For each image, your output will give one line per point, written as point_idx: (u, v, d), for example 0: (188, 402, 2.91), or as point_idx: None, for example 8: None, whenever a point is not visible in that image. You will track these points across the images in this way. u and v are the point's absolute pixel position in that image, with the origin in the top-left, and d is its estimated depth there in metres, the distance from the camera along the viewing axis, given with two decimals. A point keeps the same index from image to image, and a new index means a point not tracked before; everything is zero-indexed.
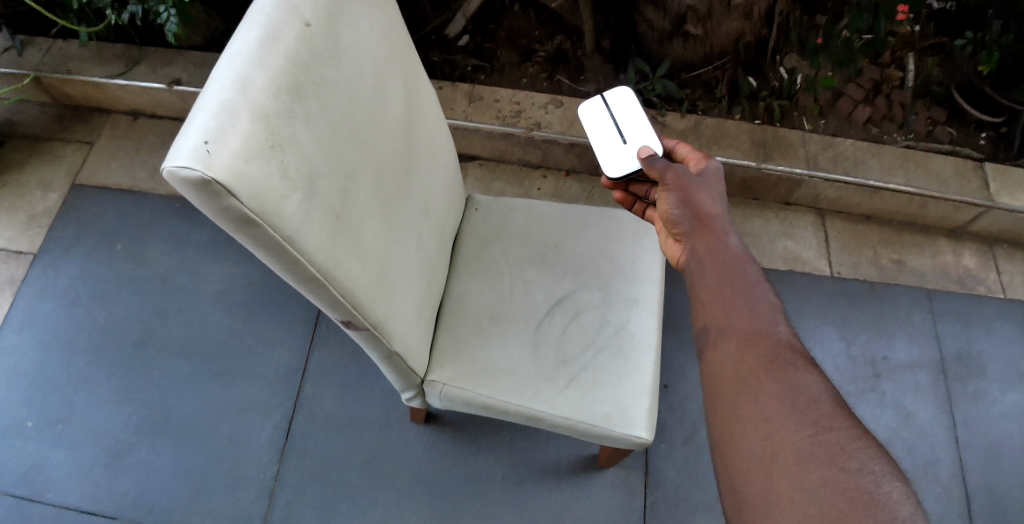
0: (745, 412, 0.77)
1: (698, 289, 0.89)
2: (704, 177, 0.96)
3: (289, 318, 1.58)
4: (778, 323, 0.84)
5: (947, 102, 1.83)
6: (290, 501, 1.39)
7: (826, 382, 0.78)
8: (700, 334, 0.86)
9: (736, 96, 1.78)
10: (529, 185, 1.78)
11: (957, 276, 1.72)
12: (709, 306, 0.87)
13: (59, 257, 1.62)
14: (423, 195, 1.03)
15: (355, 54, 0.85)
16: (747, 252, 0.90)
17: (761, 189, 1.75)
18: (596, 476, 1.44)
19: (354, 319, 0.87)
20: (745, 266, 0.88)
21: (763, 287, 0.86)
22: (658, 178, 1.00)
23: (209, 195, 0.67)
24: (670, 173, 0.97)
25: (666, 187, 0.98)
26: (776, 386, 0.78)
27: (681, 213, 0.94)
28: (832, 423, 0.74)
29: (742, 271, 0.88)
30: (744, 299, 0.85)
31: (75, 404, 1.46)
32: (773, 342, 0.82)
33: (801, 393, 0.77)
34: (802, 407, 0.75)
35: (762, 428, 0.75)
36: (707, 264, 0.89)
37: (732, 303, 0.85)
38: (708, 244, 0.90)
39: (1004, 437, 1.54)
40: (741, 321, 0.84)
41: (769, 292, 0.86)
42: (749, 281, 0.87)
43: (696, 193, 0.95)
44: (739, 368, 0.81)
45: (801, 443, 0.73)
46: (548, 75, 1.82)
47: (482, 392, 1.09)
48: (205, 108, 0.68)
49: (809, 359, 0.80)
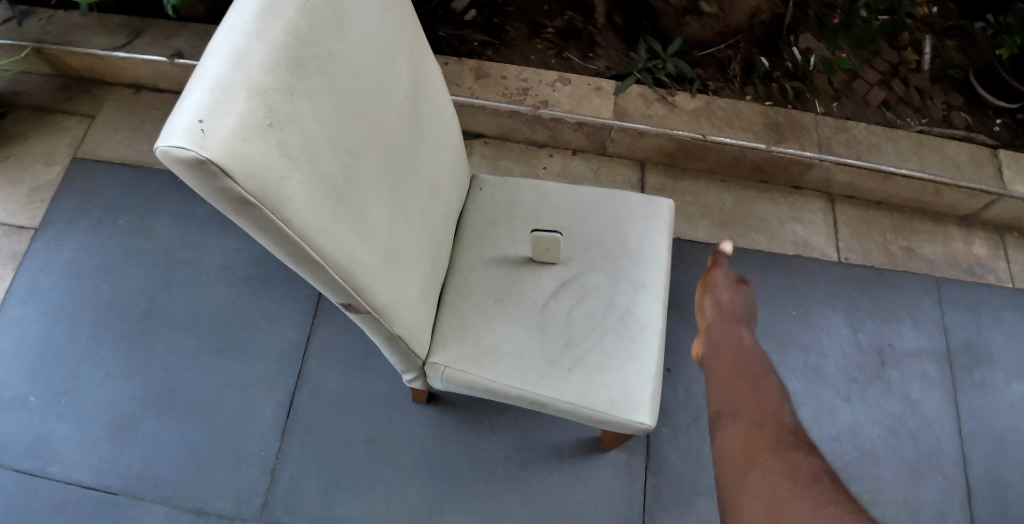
0: (751, 483, 0.82)
1: (711, 368, 1.01)
2: (743, 289, 1.13)
3: (293, 295, 1.57)
4: (783, 407, 0.93)
5: (966, 87, 1.80)
6: (294, 477, 1.40)
7: (825, 466, 0.84)
8: (714, 416, 0.94)
9: (749, 76, 1.75)
10: (535, 163, 1.74)
11: (968, 264, 1.70)
12: (722, 387, 0.97)
13: (63, 231, 1.61)
14: (429, 176, 1.01)
15: (360, 29, 0.83)
16: (762, 352, 1.02)
17: (771, 171, 1.72)
18: (597, 459, 1.44)
19: (355, 302, 0.86)
20: (757, 355, 1.01)
21: (772, 379, 0.97)
22: (710, 279, 1.15)
23: (205, 175, 0.65)
24: (716, 269, 1.16)
25: (711, 290, 1.13)
26: (780, 463, 0.83)
27: (712, 305, 1.10)
28: (831, 498, 0.78)
29: (751, 359, 1.00)
30: (751, 381, 0.96)
31: (81, 377, 1.47)
32: (779, 423, 0.90)
33: (802, 470, 0.82)
34: (803, 482, 0.80)
35: (768, 496, 0.79)
36: (720, 350, 1.02)
37: (744, 385, 0.96)
38: (728, 334, 1.05)
39: (1009, 426, 1.53)
40: (750, 399, 0.93)
41: (776, 385, 0.96)
42: (758, 368, 0.98)
43: (733, 296, 1.12)
44: (750, 444, 0.87)
45: (802, 511, 0.76)
46: (556, 52, 1.77)
47: (485, 376, 1.08)
48: (200, 85, 0.67)
49: (811, 446, 0.87)
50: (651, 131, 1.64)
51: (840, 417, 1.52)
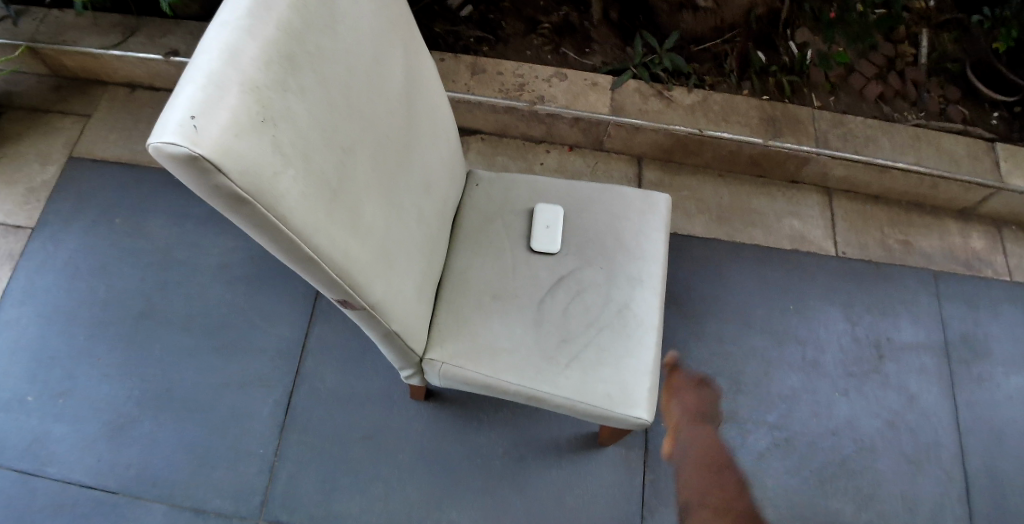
0: None
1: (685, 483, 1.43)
2: (703, 387, 1.52)
3: (291, 294, 1.57)
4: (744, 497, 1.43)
5: (962, 80, 1.80)
6: (292, 475, 1.40)
7: None
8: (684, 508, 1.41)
9: (745, 71, 1.75)
10: (532, 159, 1.74)
11: (965, 258, 1.70)
12: (698, 486, 1.43)
13: (59, 231, 1.61)
14: (424, 171, 1.01)
15: (354, 24, 0.82)
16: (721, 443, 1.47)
17: (768, 166, 1.72)
18: (596, 454, 1.44)
19: (351, 298, 0.86)
20: (722, 452, 1.46)
21: (734, 471, 1.45)
22: (671, 384, 1.52)
23: (197, 171, 0.65)
24: (676, 374, 1.53)
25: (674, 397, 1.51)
26: None
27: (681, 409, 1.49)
28: None
29: (717, 455, 1.46)
30: (719, 477, 1.44)
31: (78, 377, 1.47)
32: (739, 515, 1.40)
33: None
34: None
35: None
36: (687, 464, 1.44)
37: (713, 482, 1.43)
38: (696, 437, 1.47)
39: (1007, 419, 1.53)
40: (717, 494, 1.43)
41: (737, 478, 1.44)
42: (723, 462, 1.45)
43: (693, 397, 1.51)
44: None
45: None
46: (552, 48, 1.76)
47: (482, 372, 1.08)
48: (192, 81, 0.67)
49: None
50: (648, 126, 1.64)
51: (838, 412, 1.52)
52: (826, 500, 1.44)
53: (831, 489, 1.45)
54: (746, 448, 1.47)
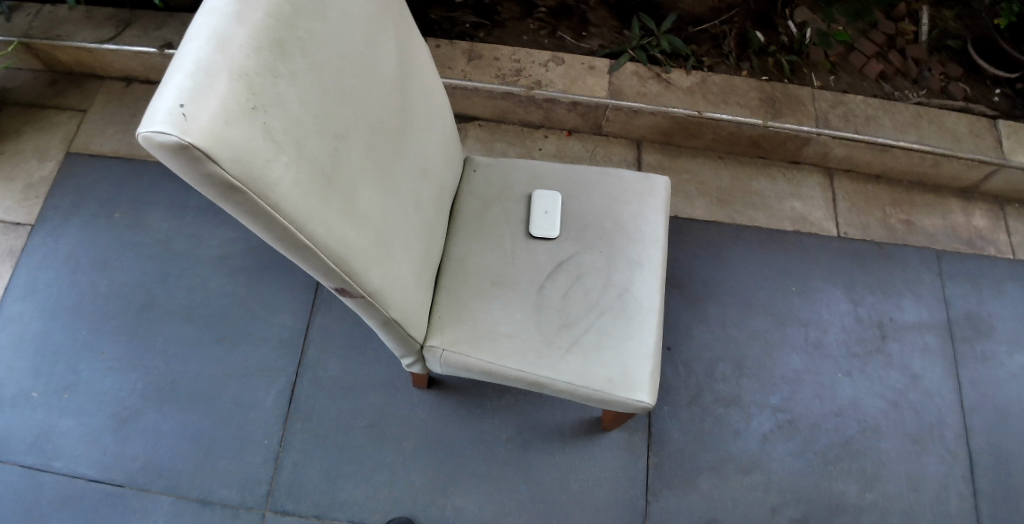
0: None
1: None
2: None
3: (291, 284, 1.57)
4: None
5: (963, 57, 1.79)
6: (298, 463, 1.41)
7: None
8: None
9: (744, 51, 1.73)
10: (531, 144, 1.73)
11: (968, 236, 1.69)
12: None
13: (59, 226, 1.61)
14: (420, 157, 1.00)
15: (344, 10, 0.82)
16: None
17: (769, 146, 1.70)
18: (600, 439, 1.44)
19: (348, 286, 0.85)
20: None
21: None
22: None
23: (188, 160, 0.65)
24: None
25: None
26: None
27: None
28: None
29: None
30: None
31: (81, 372, 1.47)
32: None
33: None
34: None
35: None
36: None
37: None
38: None
39: (1012, 399, 1.53)
40: None
41: None
42: None
43: None
44: None
45: None
46: (550, 32, 1.75)
47: (483, 358, 1.08)
48: (181, 69, 0.67)
49: None
50: (646, 109, 1.63)
51: (842, 392, 1.51)
52: (830, 480, 1.44)
53: (835, 470, 1.45)
54: (749, 431, 1.47)
